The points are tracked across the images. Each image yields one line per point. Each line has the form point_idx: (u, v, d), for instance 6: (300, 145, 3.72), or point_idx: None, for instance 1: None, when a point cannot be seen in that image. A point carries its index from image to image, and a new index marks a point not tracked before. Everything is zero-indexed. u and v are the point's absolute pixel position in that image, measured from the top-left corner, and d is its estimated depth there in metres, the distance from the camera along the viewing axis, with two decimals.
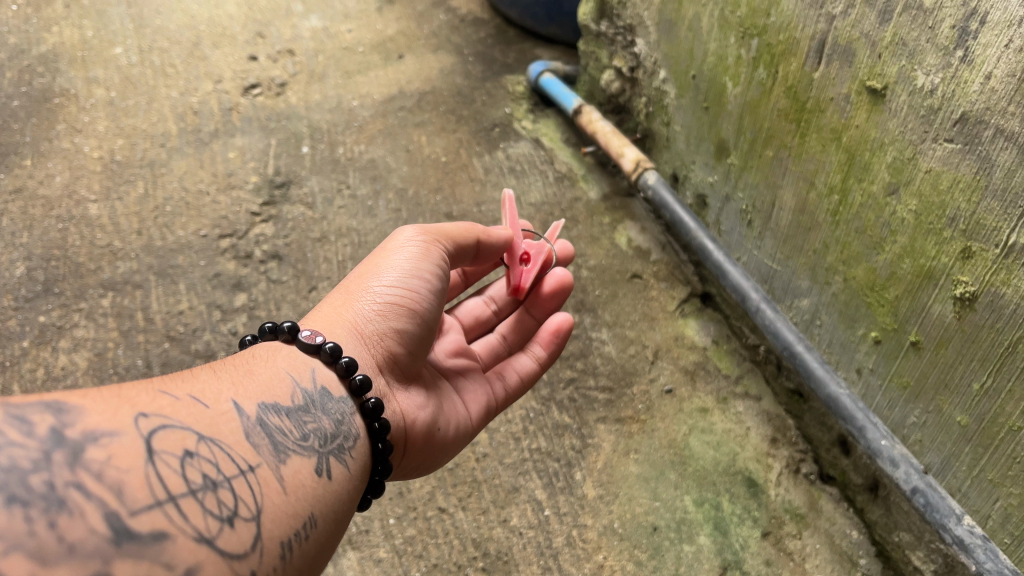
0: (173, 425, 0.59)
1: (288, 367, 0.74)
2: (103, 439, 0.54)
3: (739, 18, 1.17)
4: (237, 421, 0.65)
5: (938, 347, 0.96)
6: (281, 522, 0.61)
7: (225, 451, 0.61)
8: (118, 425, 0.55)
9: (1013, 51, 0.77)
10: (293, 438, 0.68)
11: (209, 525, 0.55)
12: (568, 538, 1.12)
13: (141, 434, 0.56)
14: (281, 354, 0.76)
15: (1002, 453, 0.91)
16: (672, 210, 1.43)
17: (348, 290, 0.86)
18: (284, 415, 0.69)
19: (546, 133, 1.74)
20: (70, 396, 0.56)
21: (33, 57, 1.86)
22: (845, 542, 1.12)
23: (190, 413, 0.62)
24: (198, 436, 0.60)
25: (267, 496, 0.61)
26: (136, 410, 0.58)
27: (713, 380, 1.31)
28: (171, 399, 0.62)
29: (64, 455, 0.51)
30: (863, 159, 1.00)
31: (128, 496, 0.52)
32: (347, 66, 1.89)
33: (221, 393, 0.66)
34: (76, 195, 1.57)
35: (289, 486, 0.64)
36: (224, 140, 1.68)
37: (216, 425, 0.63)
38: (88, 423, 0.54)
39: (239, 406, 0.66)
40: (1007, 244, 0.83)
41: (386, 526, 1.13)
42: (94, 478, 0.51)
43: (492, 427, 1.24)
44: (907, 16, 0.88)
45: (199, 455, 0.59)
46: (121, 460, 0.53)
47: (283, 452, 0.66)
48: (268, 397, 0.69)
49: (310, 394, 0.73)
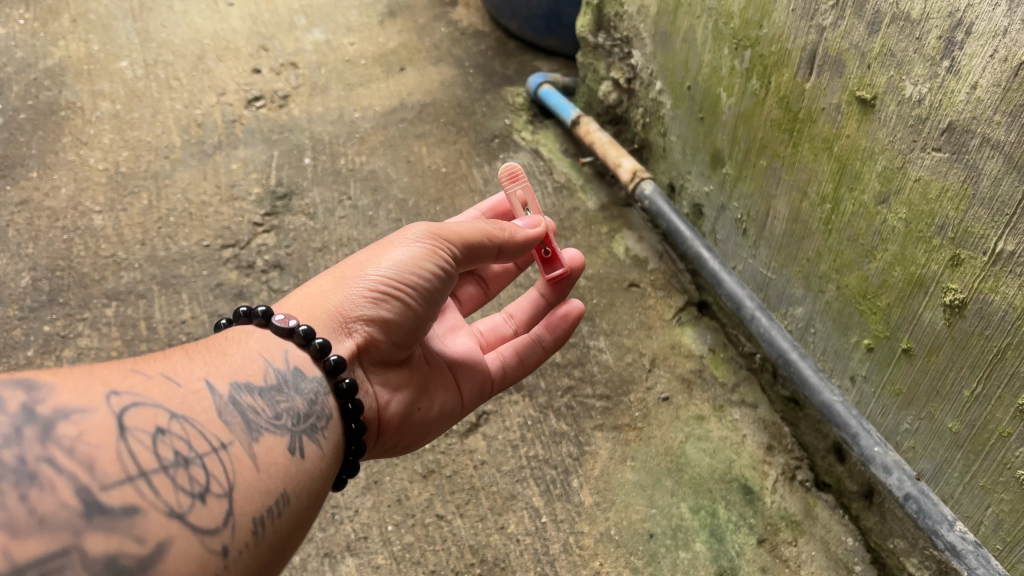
0: (144, 402, 0.60)
1: (261, 348, 0.75)
2: (74, 415, 0.55)
3: (733, 30, 1.19)
4: (210, 399, 0.66)
5: (929, 354, 0.96)
6: (253, 499, 0.63)
7: (197, 428, 0.62)
8: (90, 402, 0.56)
9: (998, 61, 0.78)
10: (266, 417, 0.69)
11: (180, 501, 0.56)
12: (565, 545, 1.12)
13: (112, 411, 0.57)
14: (255, 336, 0.77)
15: (993, 459, 0.91)
16: (668, 219, 1.45)
17: (343, 271, 0.87)
18: (257, 394, 0.70)
19: (545, 144, 1.75)
20: (42, 373, 0.57)
21: (39, 70, 1.89)
22: (840, 549, 1.13)
23: (162, 390, 0.63)
24: (171, 414, 0.61)
25: (239, 473, 0.63)
26: (108, 387, 0.59)
27: (709, 388, 1.32)
28: (144, 376, 0.63)
29: (35, 430, 0.52)
30: (854, 167, 1.01)
31: (99, 472, 0.53)
32: (349, 79, 1.91)
33: (194, 371, 0.67)
34: (81, 206, 1.59)
35: (262, 464, 0.65)
36: (227, 152, 1.70)
37: (188, 402, 0.64)
38: (59, 399, 0.55)
39: (211, 384, 0.67)
40: (994, 251, 0.84)
41: (385, 533, 1.14)
42: (65, 454, 0.52)
43: (490, 435, 1.25)
44: (895, 27, 0.89)
45: (171, 432, 0.60)
46: (92, 436, 0.55)
47: (256, 430, 0.67)
48: (240, 376, 0.71)
49: (283, 373, 0.75)
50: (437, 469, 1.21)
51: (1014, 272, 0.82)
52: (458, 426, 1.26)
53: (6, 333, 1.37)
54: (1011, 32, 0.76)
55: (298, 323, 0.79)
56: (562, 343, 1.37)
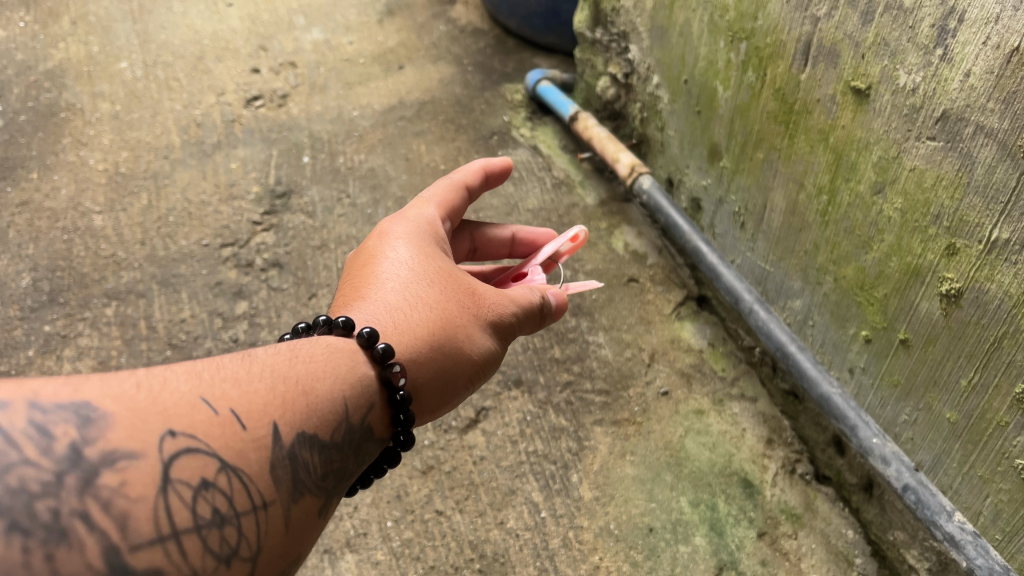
0: (200, 449, 0.53)
1: (341, 389, 0.65)
2: (120, 462, 0.49)
3: (728, 22, 1.19)
4: (269, 449, 0.57)
5: (926, 344, 0.96)
6: (273, 569, 0.55)
7: (245, 484, 0.55)
8: (141, 446, 0.50)
9: (991, 48, 0.78)
10: (316, 471, 0.60)
11: (206, 568, 0.50)
12: (564, 540, 1.12)
13: (162, 457, 0.51)
14: (344, 353, 0.67)
15: (991, 449, 0.91)
16: (666, 214, 1.44)
17: (444, 309, 0.78)
18: (317, 450, 0.61)
19: (544, 141, 1.75)
20: (105, 398, 0.51)
21: (40, 72, 1.90)
22: (840, 542, 1.13)
23: (220, 433, 0.55)
24: (221, 465, 0.54)
25: (270, 538, 0.55)
26: (167, 426, 0.52)
27: (709, 382, 1.32)
28: (209, 412, 0.55)
29: (76, 478, 0.47)
30: (849, 158, 1.01)
31: (133, 530, 0.47)
32: (348, 78, 1.91)
33: (266, 412, 0.58)
34: (81, 207, 1.59)
35: (295, 528, 0.57)
36: (227, 152, 1.71)
37: (243, 453, 0.55)
38: (110, 440, 0.49)
39: (277, 432, 0.58)
40: (989, 239, 0.83)
41: (384, 529, 1.14)
42: (102, 507, 0.47)
43: (489, 430, 1.25)
44: (888, 17, 0.89)
45: (216, 487, 0.53)
46: (134, 488, 0.49)
47: (301, 487, 0.59)
48: (309, 424, 0.61)
49: (348, 426, 0.65)
50: (436, 465, 1.21)
51: (1010, 261, 0.82)
52: (458, 422, 1.26)
53: (7, 333, 1.38)
54: (1004, 18, 0.76)
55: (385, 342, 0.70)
56: (561, 339, 1.37)
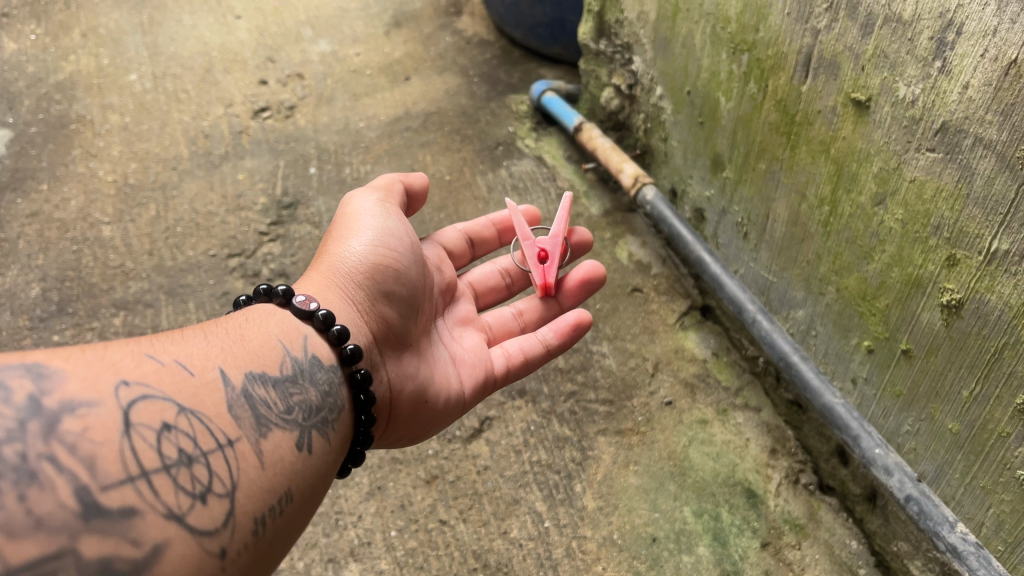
0: (154, 395, 0.59)
1: (280, 335, 0.75)
2: (80, 409, 0.54)
3: (730, 34, 1.19)
4: (222, 391, 0.65)
5: (928, 355, 0.96)
6: (256, 498, 0.61)
7: (205, 424, 0.61)
8: (98, 394, 0.56)
9: (988, 61, 0.78)
10: (277, 410, 0.68)
11: (180, 502, 0.55)
12: (568, 550, 1.13)
13: (120, 404, 0.57)
14: (274, 318, 0.77)
15: (993, 459, 0.91)
16: (670, 224, 1.45)
17: (327, 262, 0.88)
18: (270, 387, 0.69)
19: (549, 151, 1.76)
20: (54, 358, 0.57)
21: (51, 84, 1.92)
22: (844, 553, 1.12)
23: (172, 381, 0.62)
24: (179, 408, 0.60)
25: (243, 470, 0.61)
26: (118, 376, 0.59)
27: (713, 392, 1.32)
28: (155, 364, 0.62)
29: (39, 425, 0.52)
30: (851, 169, 1.02)
31: (100, 470, 0.52)
32: (355, 89, 1.93)
33: (210, 360, 0.66)
34: (90, 218, 1.61)
35: (268, 461, 0.64)
36: (234, 163, 1.72)
37: (198, 395, 0.63)
38: (67, 391, 0.55)
39: (225, 374, 0.66)
40: (989, 251, 0.84)
41: (388, 538, 1.14)
42: (68, 451, 0.52)
43: (494, 440, 1.26)
44: (888, 29, 0.90)
45: (177, 428, 0.59)
46: (97, 432, 0.54)
47: (265, 426, 0.66)
48: (255, 366, 0.70)
49: (299, 363, 0.74)
50: (440, 474, 1.21)
51: (1009, 272, 0.82)
52: (462, 431, 1.26)
53: (17, 343, 1.39)
54: (1001, 31, 0.76)
55: (318, 306, 0.80)
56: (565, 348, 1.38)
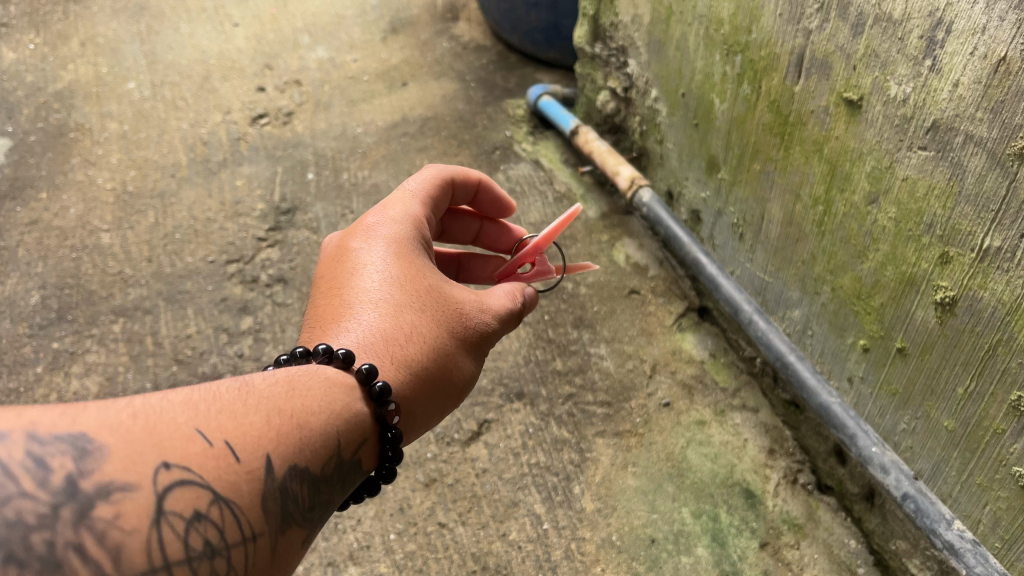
0: (194, 482, 0.52)
1: (335, 419, 0.64)
2: (116, 494, 0.49)
3: (723, 36, 1.20)
4: (262, 481, 0.57)
5: (923, 353, 0.97)
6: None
7: (236, 517, 0.54)
8: (137, 477, 0.50)
9: (978, 58, 0.78)
10: (305, 504, 0.60)
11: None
12: (566, 551, 1.13)
13: (156, 490, 0.51)
14: (339, 390, 0.66)
15: (989, 456, 0.91)
16: (666, 225, 1.46)
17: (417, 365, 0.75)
18: (307, 482, 0.60)
19: (546, 155, 1.77)
20: (103, 429, 0.51)
21: (49, 93, 1.93)
22: (843, 552, 1.13)
23: (214, 467, 0.54)
24: (215, 497, 0.53)
25: (257, 571, 0.55)
26: (162, 458, 0.52)
27: (711, 393, 1.32)
28: (204, 444, 0.54)
29: (71, 511, 0.47)
30: (844, 169, 1.02)
31: (123, 569, 0.47)
32: (352, 95, 1.94)
33: (261, 444, 0.57)
34: (89, 226, 1.61)
35: (281, 558, 0.57)
36: (232, 169, 1.73)
37: (238, 483, 0.55)
38: (106, 472, 0.49)
39: (270, 463, 0.57)
40: (981, 248, 0.84)
41: (387, 541, 1.14)
42: (96, 540, 0.47)
43: (492, 443, 1.26)
44: (878, 29, 0.90)
45: (208, 520, 0.52)
46: (129, 520, 0.48)
47: (288, 521, 0.58)
48: (303, 455, 0.60)
49: (341, 453, 0.64)
50: (439, 477, 1.22)
51: (1002, 269, 0.82)
52: (460, 434, 1.27)
53: (17, 351, 1.40)
54: (990, 28, 0.76)
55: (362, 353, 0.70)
56: (563, 351, 1.38)
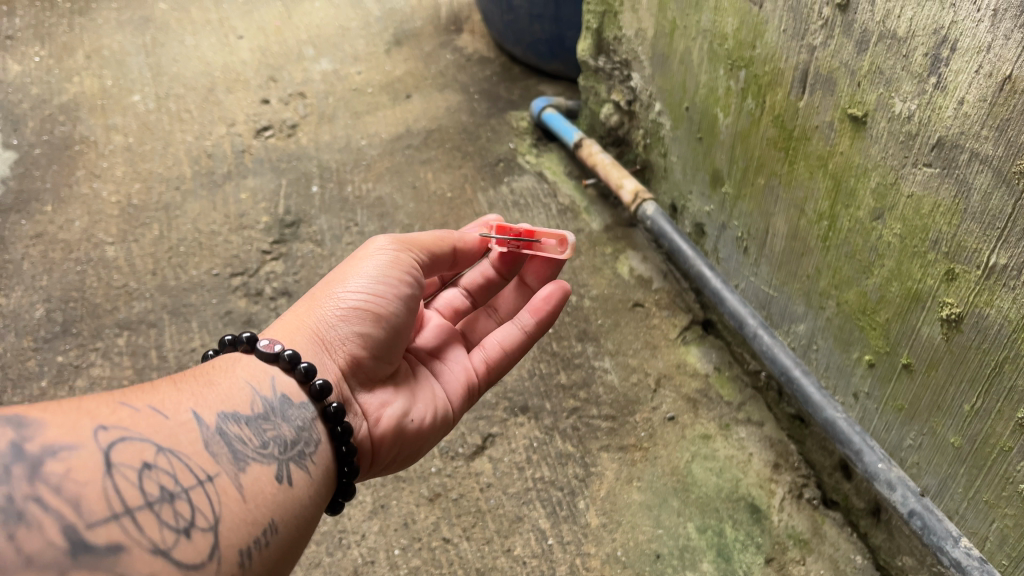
0: (132, 437, 0.60)
1: (248, 376, 0.74)
2: (61, 452, 0.54)
3: (727, 51, 1.20)
4: (197, 431, 0.65)
5: (929, 369, 0.96)
6: (240, 530, 0.62)
7: (184, 461, 0.62)
8: (78, 438, 0.56)
9: (983, 76, 0.78)
10: (253, 447, 0.68)
11: (165, 536, 0.56)
12: (571, 567, 1.12)
13: (100, 446, 0.57)
14: (242, 364, 0.75)
15: (996, 473, 0.91)
16: (670, 238, 1.46)
17: (312, 297, 0.86)
18: (244, 424, 0.69)
19: (549, 167, 1.77)
20: (31, 407, 0.56)
21: (54, 106, 1.94)
22: (849, 567, 1.12)
23: (148, 423, 0.62)
24: (157, 448, 0.61)
25: (225, 505, 0.62)
26: (96, 422, 0.59)
27: (715, 407, 1.32)
28: (132, 409, 0.62)
29: (22, 470, 0.52)
30: (849, 184, 1.02)
31: (86, 509, 0.53)
32: (356, 107, 1.94)
33: (183, 403, 0.66)
34: (94, 238, 1.62)
35: (249, 495, 0.65)
36: (237, 182, 1.73)
37: (175, 435, 0.63)
38: (48, 436, 0.55)
39: (198, 417, 0.66)
40: (988, 265, 0.84)
41: (392, 557, 1.14)
42: (53, 492, 0.52)
43: (497, 457, 1.26)
44: (883, 45, 0.90)
45: (157, 466, 0.59)
46: (80, 473, 0.54)
47: (242, 461, 0.66)
48: (227, 407, 0.69)
49: (270, 402, 0.73)
50: (443, 492, 1.22)
51: (1009, 286, 0.82)
52: (464, 449, 1.27)
53: (21, 364, 1.40)
54: (995, 47, 0.76)
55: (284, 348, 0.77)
56: (567, 364, 1.38)
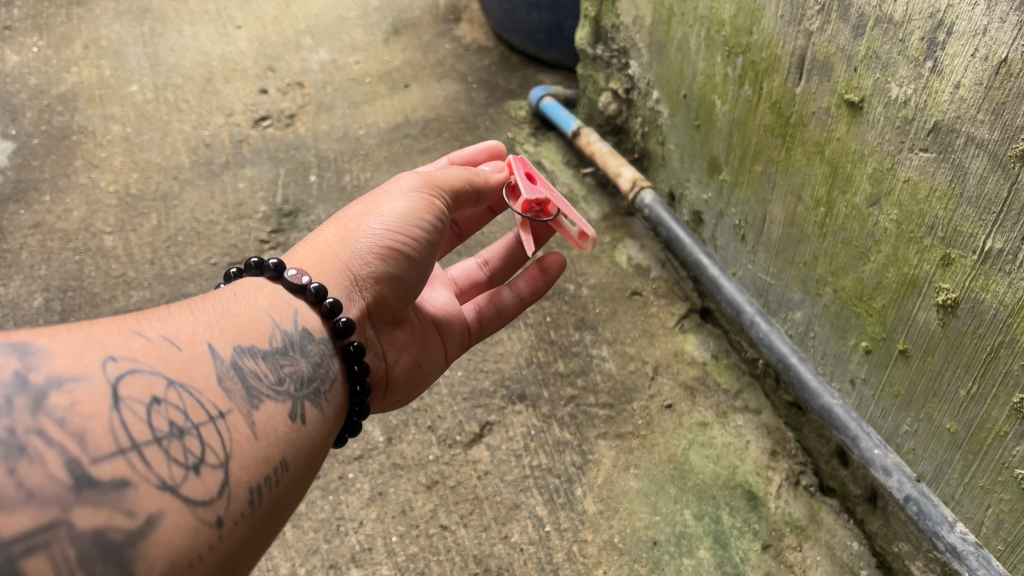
0: (142, 369, 0.58)
1: (268, 308, 0.73)
2: (66, 384, 0.53)
3: (724, 37, 1.20)
4: (211, 363, 0.64)
5: (925, 354, 0.96)
6: (250, 469, 0.61)
7: (195, 396, 0.60)
8: (83, 370, 0.54)
9: (979, 60, 0.78)
10: (268, 382, 0.67)
11: (173, 473, 0.54)
12: (568, 553, 1.13)
13: (107, 379, 0.55)
14: (264, 292, 0.74)
15: (991, 458, 0.91)
16: (667, 226, 1.45)
17: (344, 227, 0.83)
18: (261, 358, 0.68)
19: (548, 156, 1.77)
20: (37, 336, 0.55)
21: (52, 96, 1.93)
22: (846, 554, 1.12)
23: (160, 356, 0.60)
24: (168, 381, 0.59)
25: (237, 442, 0.61)
26: (105, 353, 0.57)
27: (713, 395, 1.32)
28: (143, 340, 0.60)
29: (26, 401, 0.51)
30: (845, 170, 1.02)
31: (91, 443, 0.51)
32: (354, 97, 1.94)
33: (197, 335, 0.65)
34: (92, 228, 1.62)
35: (261, 432, 0.63)
36: (235, 172, 1.73)
37: (188, 368, 0.61)
38: (53, 367, 0.53)
39: (213, 349, 0.65)
40: (983, 249, 0.84)
41: (389, 544, 1.14)
42: (57, 425, 0.51)
43: (494, 445, 1.26)
44: (879, 30, 0.90)
45: (167, 401, 0.58)
46: (85, 406, 0.53)
47: (256, 397, 0.65)
48: (244, 339, 0.68)
49: (290, 336, 0.72)
50: (441, 480, 1.22)
51: (1004, 270, 0.82)
52: (462, 437, 1.27)
53: None
54: (991, 30, 0.76)
55: (310, 280, 0.77)
56: (565, 352, 1.38)
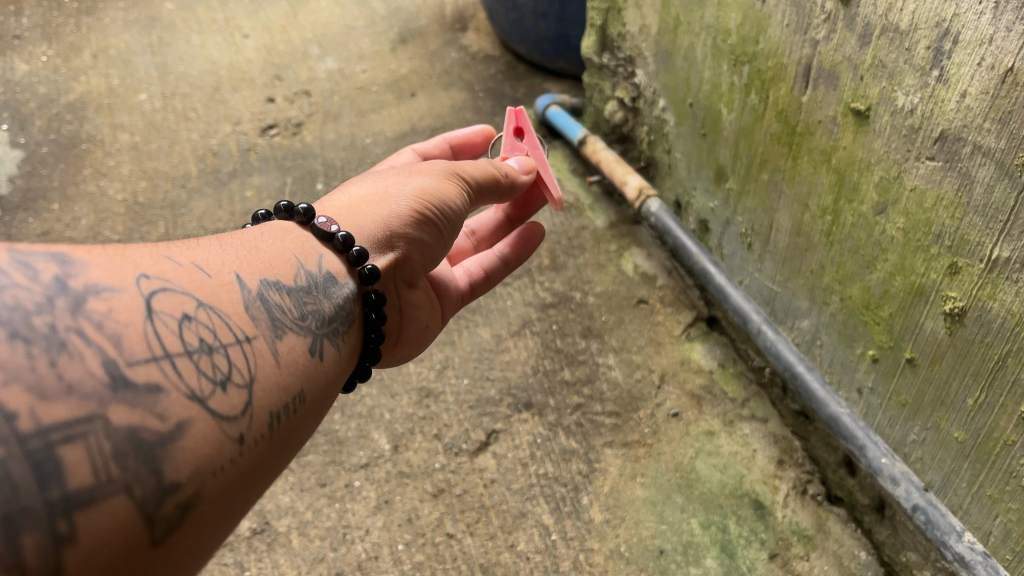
0: (173, 288, 0.56)
1: (295, 250, 0.72)
2: (104, 292, 0.51)
3: (731, 46, 1.20)
4: (238, 293, 0.62)
5: (932, 363, 0.96)
6: (272, 394, 0.59)
7: (224, 319, 0.59)
8: (119, 281, 0.53)
9: (985, 69, 0.78)
10: (291, 316, 0.66)
11: (202, 386, 0.53)
12: (575, 563, 1.12)
13: (141, 292, 0.54)
14: (291, 236, 0.73)
15: (999, 468, 0.90)
16: (674, 235, 1.46)
17: (382, 189, 0.85)
18: (285, 293, 0.67)
19: (554, 165, 1.78)
20: (74, 249, 0.53)
21: (61, 105, 1.95)
22: (853, 564, 1.12)
23: (191, 279, 0.59)
24: (198, 302, 0.57)
25: (261, 367, 0.59)
26: (138, 270, 0.55)
27: (720, 403, 1.32)
28: (173, 264, 0.59)
29: (66, 301, 0.49)
30: (852, 179, 1.02)
31: (126, 347, 0.50)
32: (361, 106, 1.94)
33: (226, 266, 0.63)
34: (100, 236, 1.63)
35: (283, 361, 0.62)
36: (242, 180, 1.74)
37: (216, 294, 0.60)
38: (90, 276, 0.52)
39: (241, 280, 0.63)
40: (990, 258, 0.83)
41: (395, 552, 1.14)
42: (95, 327, 0.49)
43: (501, 453, 1.26)
44: (885, 39, 0.90)
45: (198, 319, 0.56)
46: (120, 315, 0.51)
47: (280, 327, 0.63)
48: (270, 274, 0.67)
49: (313, 277, 0.71)
50: (447, 488, 1.22)
51: (1011, 279, 0.82)
52: (469, 445, 1.27)
53: None
54: (997, 39, 0.76)
55: (339, 229, 0.77)
56: (571, 361, 1.38)
